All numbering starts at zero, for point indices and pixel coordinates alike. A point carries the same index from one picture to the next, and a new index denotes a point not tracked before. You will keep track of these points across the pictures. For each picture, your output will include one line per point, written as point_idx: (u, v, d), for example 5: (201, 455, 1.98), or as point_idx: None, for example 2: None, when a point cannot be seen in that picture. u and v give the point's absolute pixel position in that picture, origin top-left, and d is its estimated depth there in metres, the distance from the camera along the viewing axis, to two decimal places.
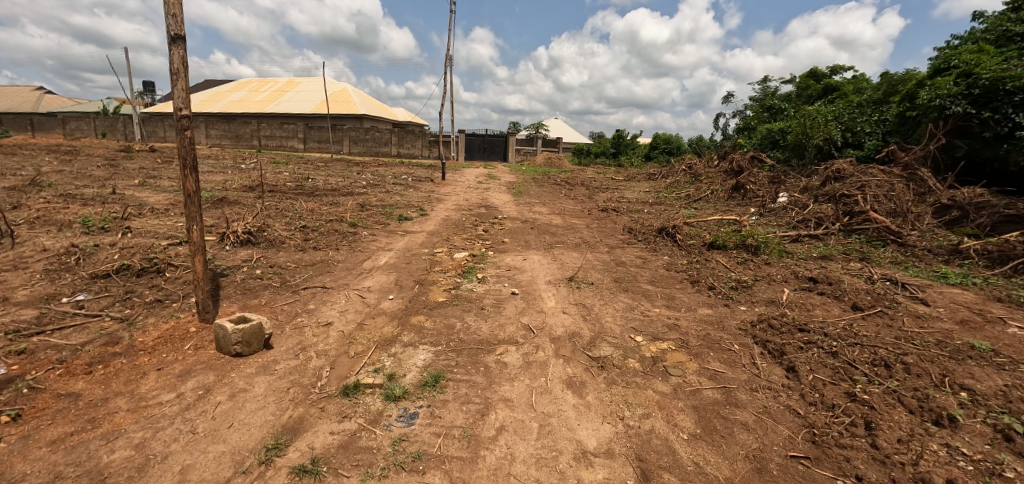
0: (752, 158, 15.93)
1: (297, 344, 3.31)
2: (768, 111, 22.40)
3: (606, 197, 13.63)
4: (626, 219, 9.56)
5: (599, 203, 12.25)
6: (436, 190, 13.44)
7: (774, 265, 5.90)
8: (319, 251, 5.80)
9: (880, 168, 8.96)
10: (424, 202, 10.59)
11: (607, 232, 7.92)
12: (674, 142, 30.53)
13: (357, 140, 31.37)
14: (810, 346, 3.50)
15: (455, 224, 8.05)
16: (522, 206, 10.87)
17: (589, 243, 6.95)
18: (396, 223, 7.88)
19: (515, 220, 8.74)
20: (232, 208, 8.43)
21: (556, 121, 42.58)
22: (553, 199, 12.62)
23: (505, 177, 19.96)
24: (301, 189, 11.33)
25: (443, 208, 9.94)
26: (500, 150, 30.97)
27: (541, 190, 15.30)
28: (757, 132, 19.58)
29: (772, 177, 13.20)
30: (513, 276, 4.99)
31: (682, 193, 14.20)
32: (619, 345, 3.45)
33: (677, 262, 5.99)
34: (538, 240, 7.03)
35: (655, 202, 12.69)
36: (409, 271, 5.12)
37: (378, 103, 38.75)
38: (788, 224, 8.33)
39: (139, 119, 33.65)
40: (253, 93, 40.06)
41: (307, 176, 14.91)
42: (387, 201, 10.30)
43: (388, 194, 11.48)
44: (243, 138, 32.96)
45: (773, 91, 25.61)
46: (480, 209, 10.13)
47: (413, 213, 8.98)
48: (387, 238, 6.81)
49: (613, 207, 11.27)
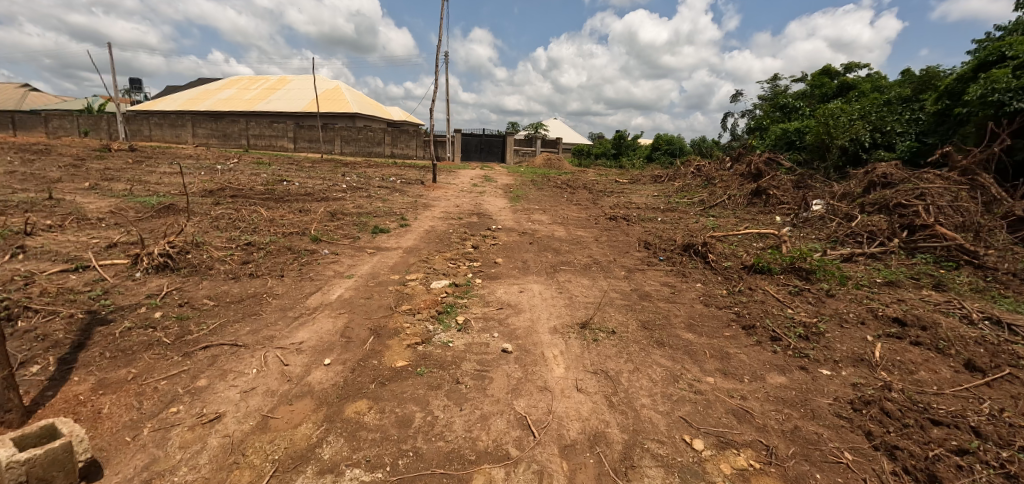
0: (770, 160, 14.69)
1: (144, 471, 2.02)
2: (780, 110, 21.17)
3: (613, 202, 12.35)
4: (641, 230, 8.26)
5: (607, 210, 10.97)
6: (425, 194, 12.14)
7: (840, 299, 4.60)
8: (257, 279, 4.49)
9: (935, 173, 7.68)
10: (407, 210, 9.30)
11: (620, 248, 6.63)
12: (677, 142, 29.35)
13: (348, 140, 30.06)
14: (971, 465, 2.22)
15: (439, 237, 6.75)
16: (520, 213, 9.58)
17: (602, 264, 5.66)
18: (368, 236, 6.59)
19: (512, 232, 7.46)
20: (176, 219, 7.11)
21: (555, 121, 41.39)
22: (554, 205, 11.32)
23: (502, 180, 18.70)
24: (271, 193, 10.01)
25: (429, 216, 8.65)
26: (498, 150, 29.70)
27: (541, 194, 14.00)
28: (771, 132, 18.30)
29: (796, 181, 11.93)
30: (504, 320, 3.68)
31: (695, 198, 12.91)
32: (669, 464, 2.16)
33: (716, 294, 4.69)
34: (539, 260, 5.73)
35: (668, 209, 11.41)
36: (363, 312, 3.80)
37: (371, 102, 37.42)
38: (833, 239, 7.04)
39: (122, 117, 32.21)
40: (243, 91, 38.68)
41: (286, 178, 13.58)
42: (365, 207, 8.98)
43: (369, 200, 10.18)
44: (230, 137, 31.59)
45: (783, 89, 24.42)
46: (471, 217, 8.84)
47: (392, 223, 7.68)
48: (352, 257, 5.50)
49: (623, 215, 9.98)
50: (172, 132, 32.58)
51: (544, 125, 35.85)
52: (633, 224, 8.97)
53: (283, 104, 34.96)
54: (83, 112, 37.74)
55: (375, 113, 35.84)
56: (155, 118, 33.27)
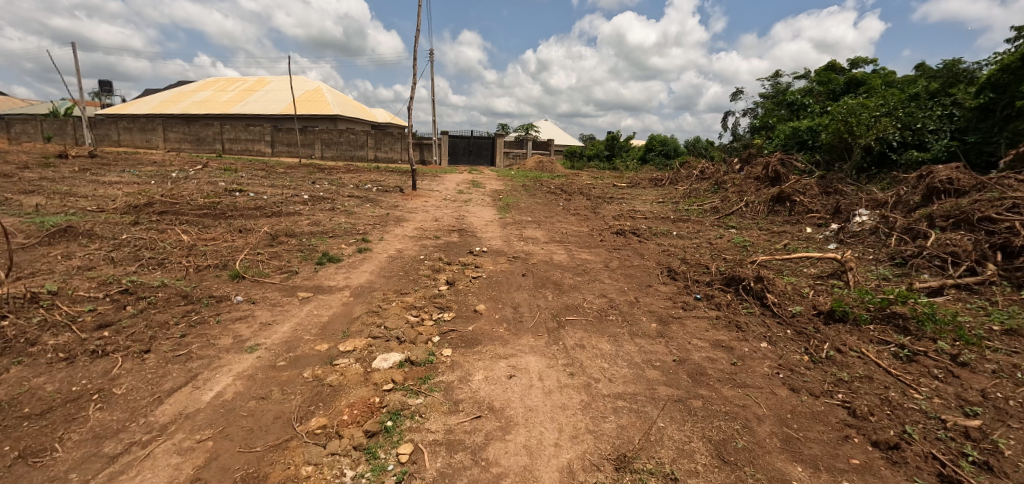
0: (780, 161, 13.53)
1: None
2: (787, 108, 19.87)
3: (616, 211, 10.87)
4: (658, 250, 6.77)
5: (611, 221, 9.46)
6: (401, 204, 10.55)
7: (978, 372, 3.14)
8: (99, 363, 2.89)
9: (1016, 178, 6.33)
10: (375, 225, 7.77)
11: (641, 278, 5.10)
12: (672, 143, 28.25)
13: (329, 143, 28.33)
14: None
15: (406, 267, 5.22)
16: (511, 228, 8.06)
17: (621, 306, 4.14)
18: (310, 268, 5.00)
19: (500, 256, 5.91)
20: (63, 251, 5.42)
21: (546, 122, 40.14)
22: (550, 217, 9.77)
23: (492, 185, 17.21)
24: (213, 206, 8.31)
25: (399, 234, 7.10)
26: (487, 153, 28.11)
27: (534, 201, 12.51)
28: (780, 131, 17.00)
29: (822, 186, 10.57)
30: (479, 450, 2.13)
31: (707, 205, 11.50)
32: None
33: (799, 364, 3.20)
34: (536, 303, 4.18)
35: (680, 219, 9.95)
36: (240, 435, 2.25)
37: (354, 103, 35.71)
38: (902, 263, 5.65)
39: (87, 120, 29.95)
40: (218, 92, 36.60)
41: (246, 187, 11.84)
42: (322, 224, 7.38)
43: (332, 213, 8.56)
44: (203, 142, 29.61)
45: (785, 86, 23.39)
46: (451, 235, 7.30)
47: (347, 245, 6.08)
48: (272, 306, 3.90)
49: (632, 229, 8.47)
50: (142, 136, 30.39)
51: (535, 125, 34.41)
52: (646, 240, 7.48)
53: (260, 105, 33.01)
54: (45, 116, 35.16)
55: (358, 115, 34.06)
56: (124, 122, 31.02)
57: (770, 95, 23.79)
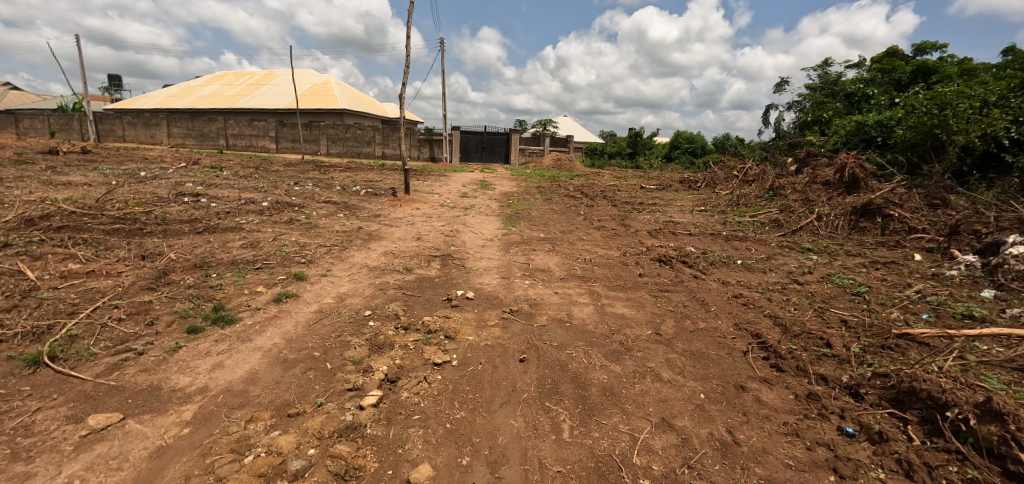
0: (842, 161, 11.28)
1: None
2: (842, 98, 17.14)
3: (652, 223, 8.68)
4: (725, 295, 4.61)
5: (649, 239, 7.29)
6: (385, 212, 8.60)
7: None
8: None
9: None
10: (336, 245, 5.84)
11: (721, 371, 2.99)
12: (700, 141, 25.98)
13: (336, 139, 26.74)
14: None
15: (334, 334, 3.19)
16: (515, 251, 5.99)
17: (709, 464, 2.06)
18: (171, 339, 3.05)
19: (488, 307, 3.85)
20: None
21: (564, 118, 37.99)
22: (570, 230, 7.65)
23: (503, 187, 15.24)
24: (136, 217, 6.44)
25: (357, 260, 5.10)
26: (501, 150, 26.08)
27: (550, 208, 10.43)
28: (839, 126, 14.43)
29: (921, 197, 8.16)
30: None
31: (765, 216, 9.24)
32: None
33: None
34: (535, 447, 2.13)
35: (737, 238, 7.73)
36: None
37: (364, 97, 34.08)
38: None
39: (91, 115, 28.94)
40: (226, 86, 35.39)
41: (210, 189, 10.02)
42: (260, 246, 5.44)
43: (286, 225, 6.62)
44: (208, 137, 28.37)
45: (836, 76, 20.68)
46: (427, 261, 5.24)
47: (265, 285, 4.12)
48: (9, 461, 1.97)
49: (680, 252, 6.29)
50: (145, 132, 29.27)
51: (553, 119, 32.17)
52: (703, 272, 5.33)
53: (266, 99, 31.57)
54: (53, 110, 34.41)
55: (366, 109, 32.37)
56: (128, 116, 29.95)
57: (818, 86, 21.06)
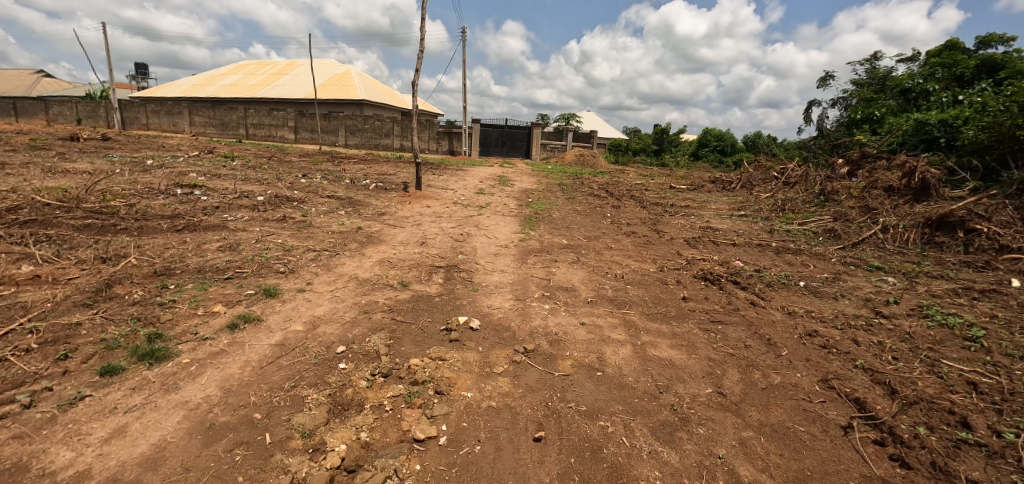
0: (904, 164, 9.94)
1: None
2: (896, 93, 15.47)
3: (690, 230, 7.67)
4: (796, 331, 3.65)
5: (688, 249, 6.30)
6: (392, 208, 7.81)
7: None
8: None
9: None
10: (328, 247, 5.07)
11: (820, 465, 2.09)
12: (729, 138, 24.58)
13: (354, 130, 26.28)
14: None
15: (288, 383, 2.40)
16: (533, 260, 5.11)
17: None
18: (77, 385, 2.33)
19: (495, 342, 3.01)
20: None
21: (588, 113, 36.75)
22: (596, 236, 6.73)
23: (522, 183, 14.34)
24: (115, 211, 5.83)
25: (344, 269, 4.32)
26: (522, 144, 25.11)
27: (573, 208, 9.51)
28: (895, 124, 12.95)
29: (1012, 209, 6.89)
30: None
31: (819, 225, 8.11)
32: None
33: None
34: None
35: (790, 251, 6.68)
36: None
37: (384, 88, 33.55)
38: None
39: (116, 103, 29.22)
40: (248, 75, 35.33)
41: (211, 180, 9.44)
42: (239, 248, 4.72)
43: (278, 223, 5.90)
44: (228, 126, 28.32)
45: (887, 72, 18.90)
46: (426, 271, 4.39)
47: (225, 303, 3.38)
48: None
49: (730, 267, 5.30)
50: (168, 120, 29.42)
51: (576, 114, 30.99)
52: (761, 296, 4.36)
53: (286, 89, 31.33)
54: (83, 97, 35.00)
55: (384, 100, 31.80)
56: (152, 105, 30.16)
57: (865, 81, 19.28)
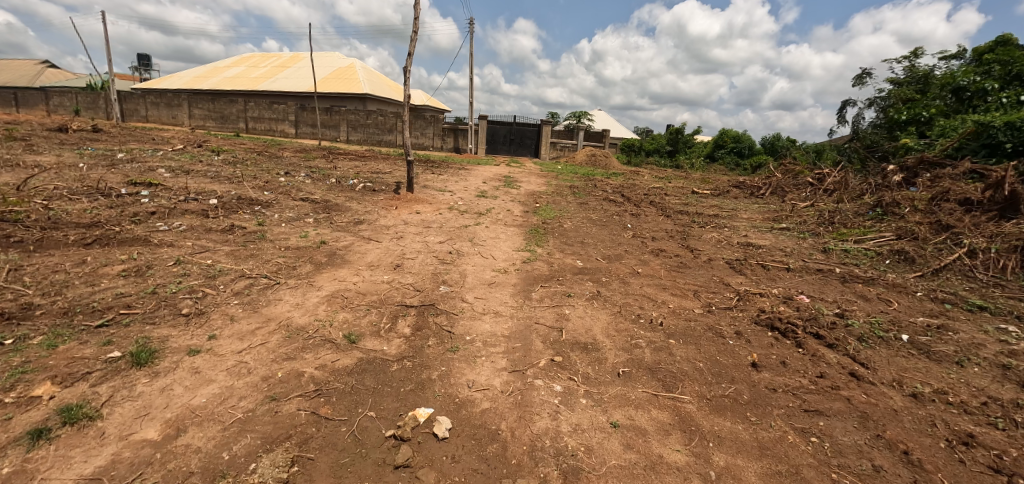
0: (974, 173, 8.38)
1: None
2: (949, 91, 13.70)
3: (729, 248, 6.35)
4: (938, 434, 2.37)
5: (735, 276, 4.98)
6: (374, 214, 6.55)
7: None
8: None
9: None
10: (271, 271, 3.85)
11: None
12: (746, 140, 23.16)
13: (355, 125, 25.18)
14: None
15: None
16: (538, 291, 3.83)
17: None
18: None
19: (468, 473, 1.78)
20: None
21: (599, 112, 35.30)
22: (617, 255, 5.44)
23: (529, 185, 13.03)
24: (21, 216, 4.68)
25: (273, 310, 3.10)
26: (530, 142, 23.79)
27: (586, 217, 8.21)
28: (951, 127, 11.39)
29: None
30: None
31: (882, 243, 6.71)
32: None
33: None
34: None
35: (860, 280, 5.31)
36: None
37: (389, 82, 32.39)
38: None
39: (115, 94, 28.44)
40: (251, 68, 34.35)
41: (176, 177, 8.30)
42: (147, 274, 3.55)
43: (220, 235, 4.71)
44: (228, 120, 27.39)
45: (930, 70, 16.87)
46: (386, 313, 3.12)
47: (59, 378, 2.19)
48: None
49: (799, 307, 3.98)
50: (168, 112, 28.59)
51: (587, 112, 29.57)
52: (861, 363, 3.07)
53: (288, 82, 30.30)
54: (85, 89, 34.37)
55: (388, 95, 30.60)
56: (151, 96, 29.33)
57: (904, 81, 17.32)
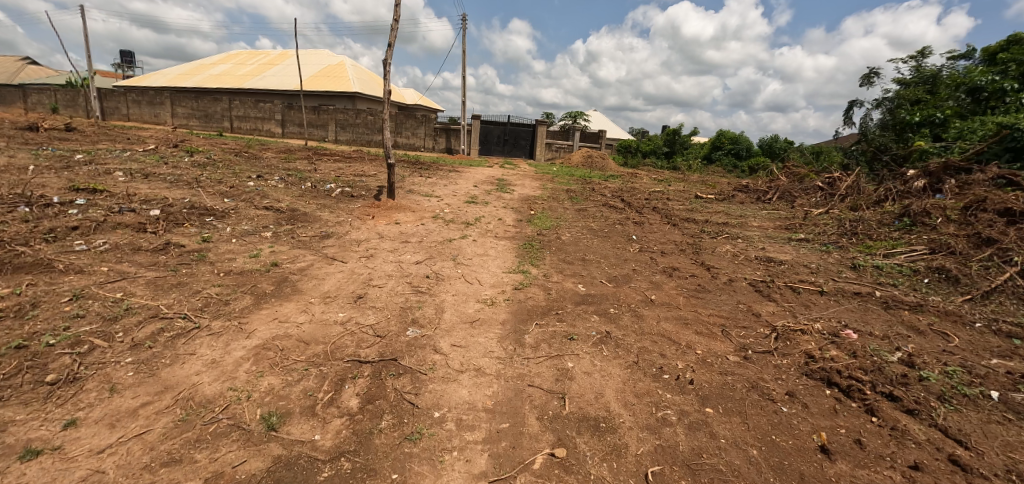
0: (1005, 179, 7.71)
1: None
2: (963, 92, 13.04)
3: (749, 265, 5.60)
4: None
5: (765, 303, 4.23)
6: (345, 224, 5.74)
7: None
8: None
9: None
10: (195, 307, 3.04)
11: None
12: (745, 141, 22.54)
13: (344, 125, 24.30)
14: None
15: None
16: (531, 331, 3.05)
17: None
18: None
19: None
20: None
21: (595, 113, 34.61)
22: (625, 276, 4.66)
23: (523, 189, 12.25)
24: None
25: (176, 374, 2.31)
26: (525, 143, 23.04)
27: (585, 226, 7.44)
28: (970, 129, 10.75)
29: None
30: None
31: (917, 259, 5.99)
32: None
33: None
34: None
35: (905, 305, 4.58)
36: None
37: (380, 81, 31.50)
38: None
39: (94, 91, 27.33)
40: (238, 65, 33.27)
41: (131, 182, 7.44)
42: (27, 316, 2.75)
43: (149, 256, 3.91)
44: (212, 119, 26.37)
45: (937, 70, 16.30)
46: (328, 374, 2.34)
47: None
48: None
49: (853, 350, 3.22)
50: (150, 111, 27.51)
51: (583, 112, 28.85)
52: (957, 440, 2.32)
53: (276, 79, 29.31)
54: (64, 86, 33.18)
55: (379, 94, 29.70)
56: (132, 94, 28.21)
57: (910, 81, 16.75)
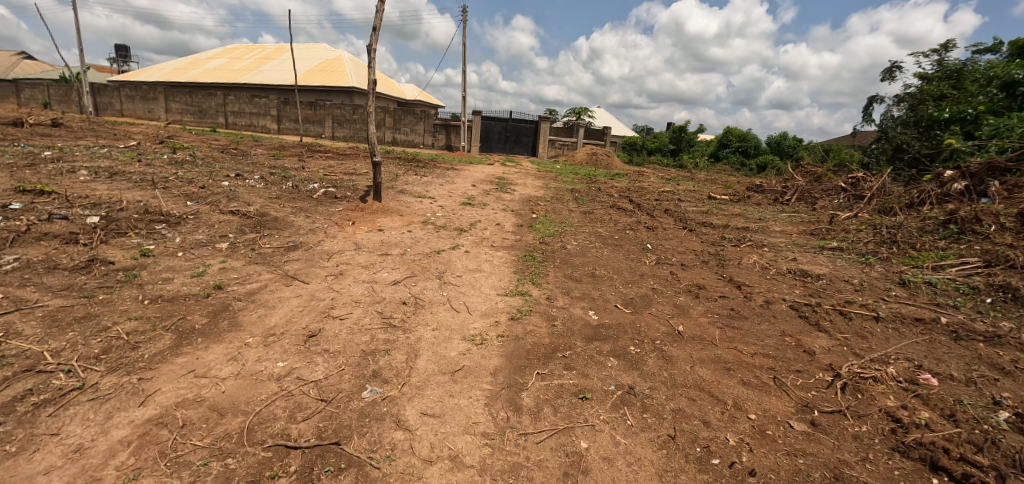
0: None
1: None
2: (996, 86, 12.15)
3: (785, 281, 4.82)
4: None
5: (815, 335, 3.46)
6: (319, 231, 5.01)
7: None
8: None
9: None
10: (88, 355, 2.30)
11: None
12: (753, 139, 21.69)
13: (341, 121, 23.58)
14: None
15: None
16: (530, 388, 2.31)
17: None
18: None
19: None
20: None
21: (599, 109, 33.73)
22: (644, 297, 3.89)
23: (524, 188, 11.50)
24: None
25: (13, 475, 1.59)
26: (527, 140, 22.24)
27: (592, 232, 6.68)
28: (1008, 126, 9.90)
29: None
30: None
31: (973, 274, 5.21)
32: None
33: None
34: None
35: (980, 335, 3.82)
36: None
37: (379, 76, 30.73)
38: None
39: (86, 85, 26.65)
40: (234, 60, 32.51)
41: (92, 182, 6.72)
42: None
43: (64, 277, 3.18)
44: (206, 114, 25.67)
45: (962, 64, 15.38)
46: (233, 474, 1.61)
47: None
48: None
49: (949, 410, 2.46)
50: (143, 106, 26.83)
51: (587, 109, 28.00)
52: None
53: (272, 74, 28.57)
54: (59, 81, 32.54)
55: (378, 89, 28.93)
56: (126, 88, 27.53)
57: (933, 76, 15.85)
